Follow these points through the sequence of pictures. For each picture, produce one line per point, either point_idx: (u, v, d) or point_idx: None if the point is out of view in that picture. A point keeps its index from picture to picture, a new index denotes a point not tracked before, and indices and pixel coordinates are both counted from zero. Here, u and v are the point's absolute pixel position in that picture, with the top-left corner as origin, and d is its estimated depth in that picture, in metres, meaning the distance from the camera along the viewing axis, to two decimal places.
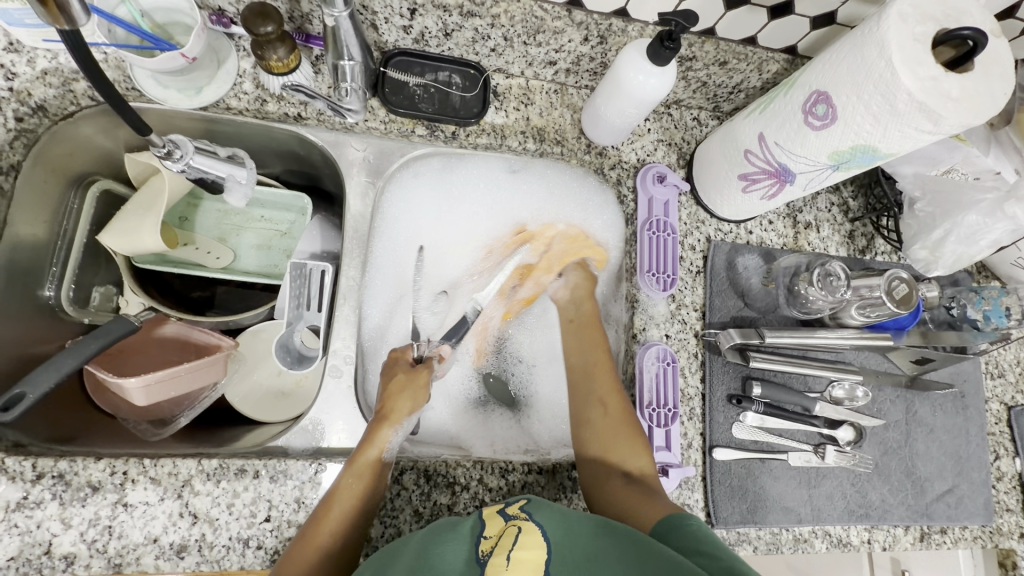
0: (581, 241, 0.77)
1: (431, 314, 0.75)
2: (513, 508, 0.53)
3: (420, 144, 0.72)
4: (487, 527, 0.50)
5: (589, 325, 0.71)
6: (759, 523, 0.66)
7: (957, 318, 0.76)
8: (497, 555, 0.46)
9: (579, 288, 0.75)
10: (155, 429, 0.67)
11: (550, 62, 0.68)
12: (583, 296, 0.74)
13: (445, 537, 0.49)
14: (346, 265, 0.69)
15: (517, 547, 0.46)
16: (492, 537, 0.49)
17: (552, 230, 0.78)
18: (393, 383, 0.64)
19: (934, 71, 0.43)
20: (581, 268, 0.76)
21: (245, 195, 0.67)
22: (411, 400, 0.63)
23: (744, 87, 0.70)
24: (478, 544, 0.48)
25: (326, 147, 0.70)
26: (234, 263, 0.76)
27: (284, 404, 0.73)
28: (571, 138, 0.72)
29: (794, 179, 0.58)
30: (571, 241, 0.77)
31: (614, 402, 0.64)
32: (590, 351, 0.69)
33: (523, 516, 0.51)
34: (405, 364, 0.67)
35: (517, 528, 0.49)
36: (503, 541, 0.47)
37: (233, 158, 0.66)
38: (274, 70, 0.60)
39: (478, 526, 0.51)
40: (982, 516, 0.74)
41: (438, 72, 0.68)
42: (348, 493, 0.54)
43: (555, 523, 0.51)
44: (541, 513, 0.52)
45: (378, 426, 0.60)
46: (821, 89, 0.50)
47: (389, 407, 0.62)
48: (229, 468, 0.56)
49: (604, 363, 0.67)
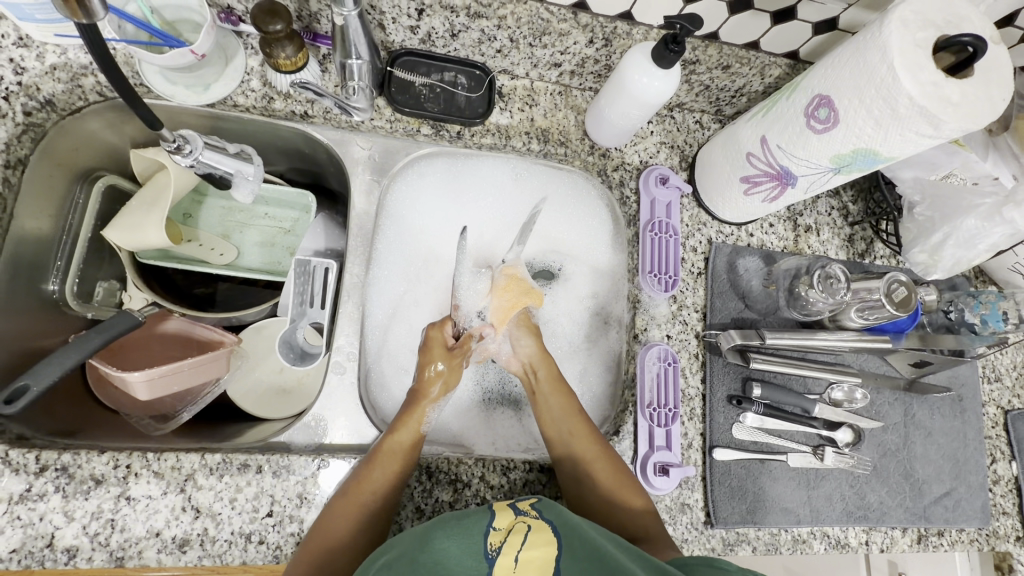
0: (514, 287, 0.73)
1: (472, 293, 0.75)
2: (523, 503, 0.56)
3: (425, 144, 0.72)
4: (497, 518, 0.51)
5: (556, 391, 0.68)
6: (758, 524, 0.66)
7: (955, 321, 0.76)
8: (506, 556, 0.49)
9: (526, 346, 0.71)
10: (158, 423, 0.67)
11: (555, 64, 0.68)
12: (538, 361, 0.70)
13: (450, 528, 0.50)
14: (350, 262, 0.69)
15: (527, 547, 0.49)
16: (501, 530, 0.50)
17: (508, 276, 0.74)
18: (433, 364, 0.67)
19: (935, 76, 0.44)
20: (526, 325, 0.73)
21: (252, 189, 0.68)
22: (444, 386, 0.67)
23: (746, 91, 0.71)
24: (487, 536, 0.50)
25: (331, 146, 0.70)
26: (238, 260, 0.77)
27: (287, 400, 0.74)
28: (574, 139, 0.73)
29: (796, 182, 0.58)
30: (506, 290, 0.73)
31: (604, 476, 0.62)
32: (558, 421, 0.66)
33: (534, 513, 0.54)
34: (445, 340, 0.69)
35: (527, 526, 0.51)
36: (512, 540, 0.50)
37: (241, 153, 0.66)
38: (283, 68, 0.60)
39: (488, 516, 0.51)
40: (979, 519, 0.75)
41: (444, 72, 0.68)
42: (381, 470, 0.57)
43: (566, 517, 0.52)
44: (551, 509, 0.54)
45: (422, 403, 0.65)
46: (824, 93, 0.51)
47: (425, 386, 0.66)
48: (232, 462, 0.56)
49: (584, 432, 0.64)
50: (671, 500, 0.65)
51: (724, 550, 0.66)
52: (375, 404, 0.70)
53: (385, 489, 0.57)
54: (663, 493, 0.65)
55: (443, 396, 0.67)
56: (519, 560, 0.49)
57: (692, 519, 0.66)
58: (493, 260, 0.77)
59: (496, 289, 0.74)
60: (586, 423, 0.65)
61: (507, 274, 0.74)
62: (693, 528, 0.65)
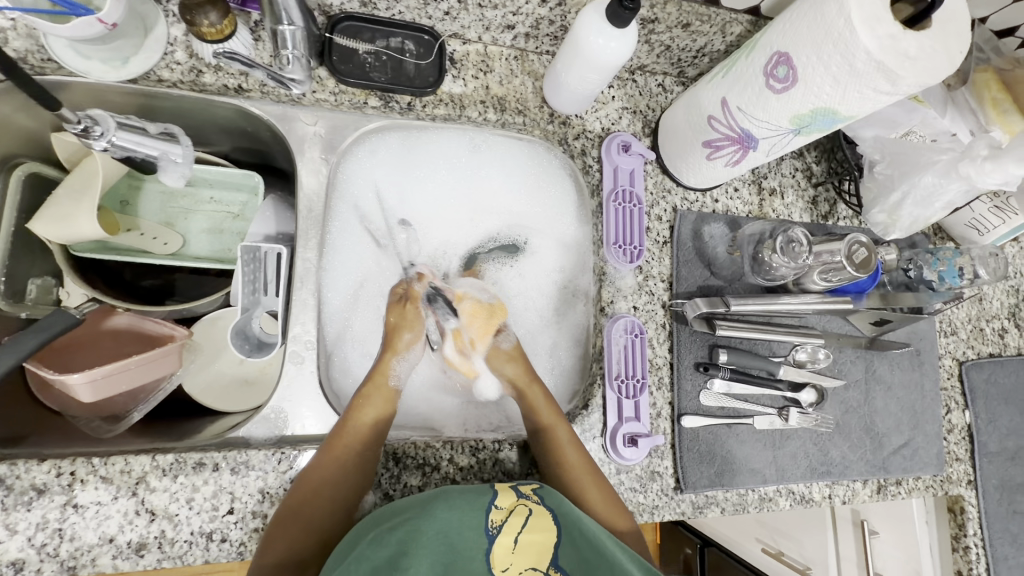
0: (478, 313, 0.72)
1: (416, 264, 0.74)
2: (526, 487, 0.56)
3: (374, 117, 0.67)
4: (500, 497, 0.52)
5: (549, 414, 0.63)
6: (726, 486, 0.68)
7: (914, 279, 0.78)
8: (505, 535, 0.49)
9: (512, 374, 0.68)
10: (108, 425, 0.64)
11: (508, 26, 0.64)
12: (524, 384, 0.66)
13: (453, 499, 0.51)
14: (302, 247, 0.65)
15: (527, 530, 0.50)
16: (503, 509, 0.51)
17: (467, 304, 0.73)
18: (398, 319, 0.69)
19: (892, 29, 0.43)
20: (502, 352, 0.70)
21: (181, 172, 0.64)
22: (410, 332, 0.69)
23: (707, 51, 0.68)
24: (489, 513, 0.50)
25: (273, 121, 0.65)
26: (184, 248, 0.73)
27: (250, 392, 0.71)
28: (533, 107, 0.69)
29: (757, 145, 0.57)
30: (473, 317, 0.72)
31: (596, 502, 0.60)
32: (540, 411, 0.64)
33: (535, 498, 0.54)
34: (403, 295, 0.71)
35: (527, 509, 0.52)
36: (512, 522, 0.50)
37: (167, 134, 0.61)
38: (208, 38, 0.54)
39: (489, 494, 0.52)
40: (934, 465, 0.78)
41: (390, 38, 0.64)
42: (340, 451, 0.56)
43: (567, 507, 0.53)
44: (553, 496, 0.54)
45: (383, 356, 0.66)
46: (782, 50, 0.49)
47: (396, 335, 0.68)
48: (186, 462, 0.53)
49: (581, 463, 0.61)
50: (641, 470, 0.66)
51: (694, 513, 0.68)
52: (337, 391, 0.67)
53: (360, 443, 0.57)
54: (633, 463, 0.66)
55: (406, 346, 0.68)
56: (519, 542, 0.49)
57: (662, 486, 0.67)
58: (456, 243, 0.75)
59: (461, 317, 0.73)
60: (583, 453, 0.62)
61: (467, 300, 0.73)
62: (663, 494, 0.67)
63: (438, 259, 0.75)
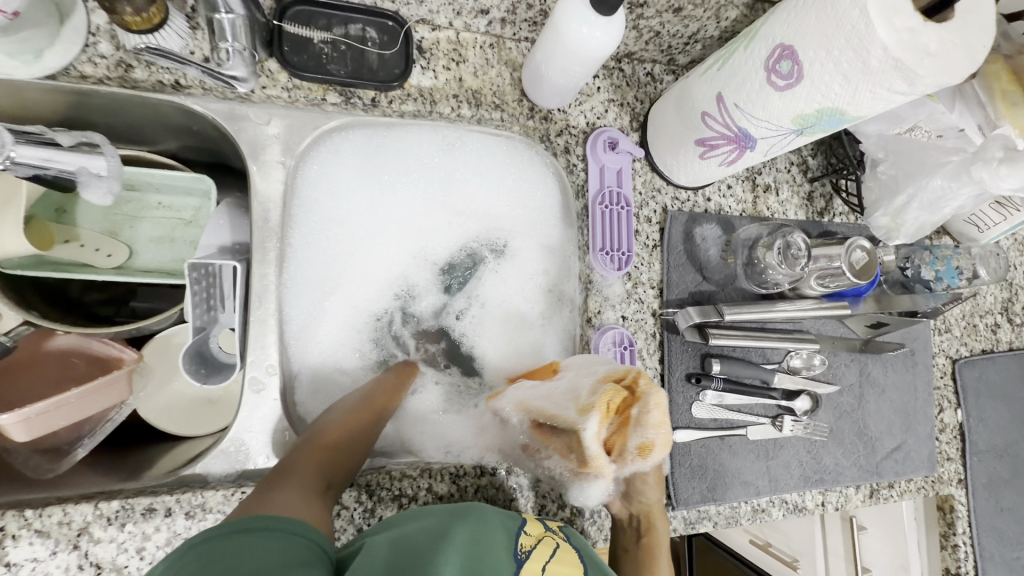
0: (663, 423, 0.54)
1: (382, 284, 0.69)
2: (552, 523, 0.55)
3: (335, 114, 0.61)
4: (529, 525, 0.51)
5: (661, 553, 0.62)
6: (719, 501, 0.65)
7: (911, 278, 0.74)
8: (534, 560, 0.46)
9: (650, 502, 0.61)
10: (49, 463, 0.56)
11: (482, 10, 0.58)
12: (656, 518, 0.61)
13: (488, 515, 0.49)
14: (259, 261, 0.59)
15: (554, 562, 0.47)
16: (531, 535, 0.50)
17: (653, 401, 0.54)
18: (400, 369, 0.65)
19: (911, 21, 0.38)
20: (660, 476, 0.61)
21: (109, 188, 0.56)
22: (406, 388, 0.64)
23: (700, 37, 0.63)
24: (518, 538, 0.49)
25: (219, 120, 0.58)
26: (131, 261, 0.66)
27: (210, 414, 0.66)
28: (510, 101, 0.63)
29: (755, 145, 0.52)
30: (657, 424, 0.54)
31: None
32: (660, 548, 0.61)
33: (562, 535, 0.53)
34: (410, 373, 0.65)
35: (553, 543, 0.50)
36: (541, 549, 0.48)
37: (89, 146, 0.55)
38: (134, 28, 0.47)
39: (518, 521, 0.51)
40: (925, 467, 0.76)
41: (349, 24, 0.56)
42: (359, 420, 0.56)
43: (590, 551, 0.53)
44: (577, 538, 0.54)
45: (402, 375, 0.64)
46: (786, 43, 0.44)
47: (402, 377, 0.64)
48: (135, 508, 0.49)
49: None
50: None
51: (686, 529, 0.65)
52: (305, 416, 0.63)
53: (390, 405, 0.60)
54: None
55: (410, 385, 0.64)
56: (547, 570, 0.46)
57: None
58: (427, 255, 0.70)
59: (644, 418, 0.54)
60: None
61: (660, 406, 0.54)
62: None
63: (407, 277, 0.69)
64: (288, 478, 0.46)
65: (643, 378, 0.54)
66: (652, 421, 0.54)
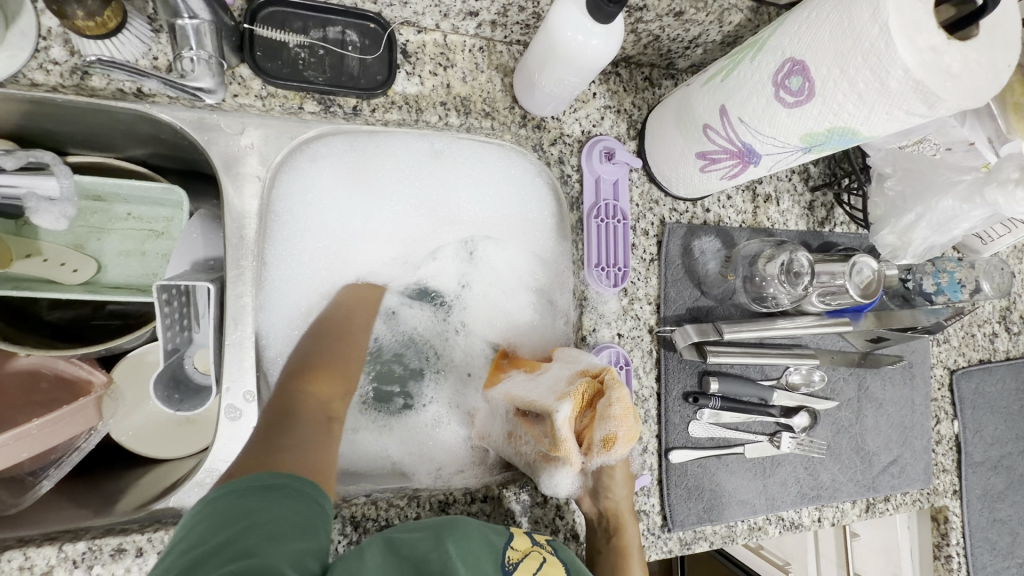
0: (630, 419, 0.52)
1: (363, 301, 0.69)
2: (540, 537, 0.51)
3: (315, 122, 0.57)
4: (515, 539, 0.48)
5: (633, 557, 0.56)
6: (715, 521, 0.64)
7: (913, 290, 0.74)
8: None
9: (616, 499, 0.57)
10: (11, 496, 0.52)
11: (471, 12, 0.54)
12: (626, 516, 0.58)
13: (467, 528, 0.45)
14: (235, 281, 0.56)
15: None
16: (518, 550, 0.47)
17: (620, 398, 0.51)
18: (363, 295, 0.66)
19: (935, 40, 0.35)
20: (627, 472, 0.58)
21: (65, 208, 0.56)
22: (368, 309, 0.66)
23: (701, 42, 0.59)
24: (504, 551, 0.45)
25: (189, 131, 0.54)
26: (99, 276, 0.61)
27: (187, 437, 0.63)
28: (502, 109, 0.60)
29: (759, 161, 0.49)
30: (623, 420, 0.51)
31: None
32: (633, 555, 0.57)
33: (550, 547, 0.49)
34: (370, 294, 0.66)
35: (541, 557, 0.47)
36: (527, 563, 0.45)
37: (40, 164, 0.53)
38: (88, 33, 0.43)
39: (505, 535, 0.47)
40: (921, 480, 0.76)
41: (327, 27, 0.52)
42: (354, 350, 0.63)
43: (577, 565, 0.49)
44: (564, 552, 0.50)
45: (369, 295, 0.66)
46: (795, 57, 0.41)
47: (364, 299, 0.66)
48: (102, 549, 0.46)
49: None
50: None
51: (681, 550, 0.64)
52: None
53: (356, 325, 0.64)
54: None
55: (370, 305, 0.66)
56: None
57: (649, 525, 0.62)
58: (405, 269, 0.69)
59: (611, 413, 0.51)
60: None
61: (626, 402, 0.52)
62: (649, 534, 0.62)
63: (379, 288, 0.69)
64: (300, 424, 0.53)
65: (609, 372, 0.53)
66: (620, 417, 0.51)
